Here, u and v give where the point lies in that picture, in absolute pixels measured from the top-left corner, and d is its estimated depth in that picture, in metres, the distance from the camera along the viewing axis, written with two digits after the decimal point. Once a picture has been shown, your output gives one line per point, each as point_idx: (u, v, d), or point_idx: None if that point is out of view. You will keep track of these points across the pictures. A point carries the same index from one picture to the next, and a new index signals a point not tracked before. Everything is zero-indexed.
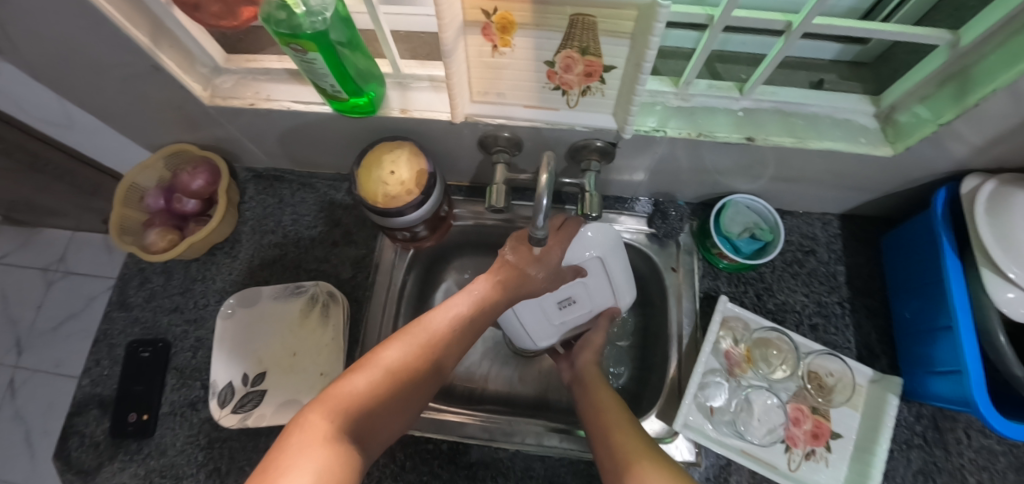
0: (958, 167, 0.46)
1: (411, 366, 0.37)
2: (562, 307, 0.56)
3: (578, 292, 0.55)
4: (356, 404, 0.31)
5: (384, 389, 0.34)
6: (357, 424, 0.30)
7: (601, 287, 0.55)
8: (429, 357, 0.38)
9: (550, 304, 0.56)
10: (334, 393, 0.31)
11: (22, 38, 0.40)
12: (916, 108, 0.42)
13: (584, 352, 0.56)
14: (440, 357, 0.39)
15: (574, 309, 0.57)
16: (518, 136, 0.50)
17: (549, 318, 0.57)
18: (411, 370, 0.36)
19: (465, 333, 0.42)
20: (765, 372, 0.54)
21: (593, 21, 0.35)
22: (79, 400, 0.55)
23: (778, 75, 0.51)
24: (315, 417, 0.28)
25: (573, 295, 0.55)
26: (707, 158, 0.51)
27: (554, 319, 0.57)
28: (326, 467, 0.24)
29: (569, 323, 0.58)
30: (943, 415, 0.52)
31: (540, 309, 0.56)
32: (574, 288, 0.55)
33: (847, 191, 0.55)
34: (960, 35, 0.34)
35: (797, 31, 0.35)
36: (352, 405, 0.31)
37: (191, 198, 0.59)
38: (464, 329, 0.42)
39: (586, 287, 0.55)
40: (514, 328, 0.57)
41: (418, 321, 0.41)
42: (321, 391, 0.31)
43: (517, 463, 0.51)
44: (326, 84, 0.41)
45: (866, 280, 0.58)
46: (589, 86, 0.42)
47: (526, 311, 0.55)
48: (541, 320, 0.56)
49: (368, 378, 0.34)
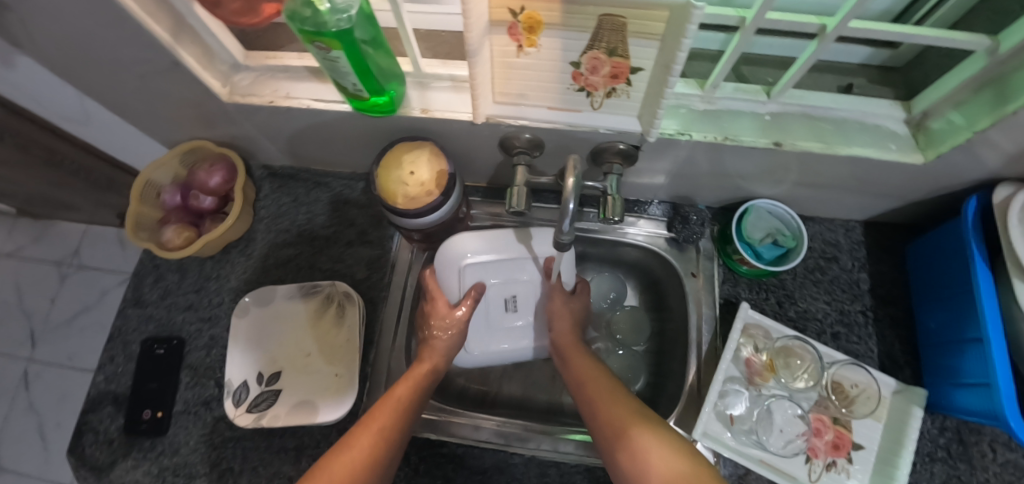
0: (990, 175, 0.45)
1: (362, 465, 0.37)
2: (514, 308, 0.58)
3: (503, 290, 0.58)
4: None
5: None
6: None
7: (505, 269, 0.57)
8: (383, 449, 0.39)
9: (495, 312, 0.58)
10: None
11: (43, 34, 0.40)
12: (950, 115, 0.41)
13: (560, 323, 0.55)
14: (392, 446, 0.40)
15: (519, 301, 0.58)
16: (540, 137, 0.50)
17: (514, 320, 0.58)
18: (361, 471, 0.37)
19: (411, 415, 0.44)
20: (787, 381, 0.52)
21: (622, 23, 0.34)
22: (93, 397, 0.55)
23: (807, 78, 0.50)
24: None
25: (507, 296, 0.58)
26: (730, 163, 0.50)
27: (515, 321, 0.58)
28: None
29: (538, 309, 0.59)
30: (967, 428, 0.51)
31: (495, 321, 0.58)
32: (499, 290, 0.58)
33: (873, 198, 0.54)
34: (1000, 40, 0.33)
35: (831, 34, 0.34)
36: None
37: (208, 195, 0.59)
38: (411, 412, 0.44)
39: (501, 282, 0.58)
40: (507, 357, 0.59)
41: (363, 420, 0.42)
42: None
43: (532, 469, 0.51)
44: (347, 83, 0.40)
45: (889, 288, 0.57)
46: (615, 87, 0.41)
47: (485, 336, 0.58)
48: (504, 330, 0.58)
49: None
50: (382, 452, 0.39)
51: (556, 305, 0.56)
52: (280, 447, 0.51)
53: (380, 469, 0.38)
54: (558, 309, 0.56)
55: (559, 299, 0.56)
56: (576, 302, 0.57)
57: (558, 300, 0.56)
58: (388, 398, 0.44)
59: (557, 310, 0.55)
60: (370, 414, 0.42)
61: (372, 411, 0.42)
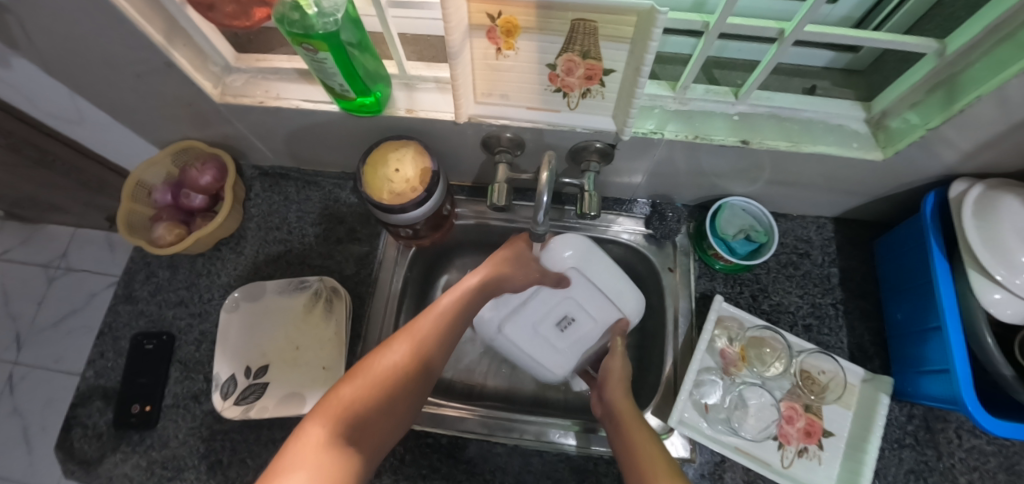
0: (946, 172, 0.48)
1: (403, 368, 0.41)
2: (564, 328, 0.63)
3: (573, 310, 0.64)
4: (351, 410, 0.37)
5: (376, 393, 0.39)
6: (356, 424, 0.36)
7: (591, 296, 0.64)
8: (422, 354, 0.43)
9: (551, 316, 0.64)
10: (332, 404, 0.37)
11: (41, 35, 0.41)
12: (906, 115, 0.43)
13: (612, 386, 0.51)
14: (432, 351, 0.44)
15: (576, 327, 0.63)
16: (521, 137, 0.52)
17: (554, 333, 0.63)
18: (400, 368, 0.41)
19: (451, 331, 0.47)
20: (759, 370, 0.55)
21: (594, 27, 0.36)
22: (83, 392, 0.56)
23: (774, 81, 0.53)
24: (315, 426, 0.34)
25: (569, 315, 0.63)
26: (705, 161, 0.52)
27: (556, 341, 0.62)
28: (325, 470, 0.31)
29: (579, 344, 0.62)
30: (934, 415, 0.53)
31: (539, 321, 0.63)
32: (567, 305, 0.64)
33: (840, 195, 0.57)
34: (946, 43, 0.36)
35: (789, 38, 0.36)
36: (348, 409, 0.37)
37: (199, 194, 0.60)
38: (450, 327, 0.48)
39: (575, 302, 0.64)
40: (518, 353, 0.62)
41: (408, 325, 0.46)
42: (319, 403, 0.37)
43: (516, 458, 0.52)
44: (335, 83, 0.42)
45: (859, 282, 0.60)
46: (589, 88, 0.44)
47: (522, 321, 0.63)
48: (538, 337, 0.63)
49: (361, 384, 0.39)
50: (422, 357, 0.43)
51: (614, 370, 0.54)
52: (269, 439, 0.52)
53: (419, 368, 0.43)
54: (612, 376, 0.53)
55: (618, 360, 0.55)
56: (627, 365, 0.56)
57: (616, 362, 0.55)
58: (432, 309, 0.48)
59: (614, 371, 0.53)
60: (417, 321, 0.46)
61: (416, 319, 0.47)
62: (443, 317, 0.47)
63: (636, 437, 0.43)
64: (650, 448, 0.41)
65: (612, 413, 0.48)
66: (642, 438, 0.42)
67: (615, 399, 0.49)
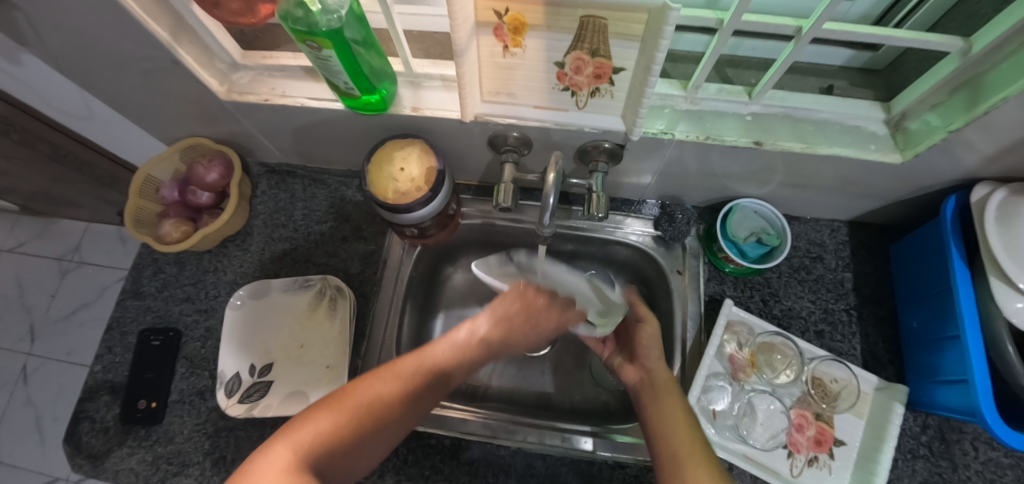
0: (968, 176, 0.46)
1: (387, 408, 0.35)
2: None
3: None
4: (325, 442, 0.31)
5: (348, 429, 0.33)
6: (325, 457, 0.31)
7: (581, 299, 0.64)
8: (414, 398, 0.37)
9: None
10: (298, 433, 0.31)
11: (49, 32, 0.41)
12: (926, 116, 0.42)
13: (651, 351, 0.50)
14: (425, 393, 0.38)
15: None
16: (527, 136, 0.51)
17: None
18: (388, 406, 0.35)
19: (455, 373, 0.40)
20: (768, 377, 0.53)
21: (604, 24, 0.35)
22: (91, 386, 0.56)
23: (789, 81, 0.51)
24: (281, 449, 0.29)
25: None
26: (715, 162, 0.51)
27: None
28: None
29: None
30: (949, 426, 0.51)
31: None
32: None
33: (855, 199, 0.55)
34: (972, 42, 0.34)
35: (806, 36, 0.35)
36: (322, 439, 0.31)
37: (205, 191, 0.61)
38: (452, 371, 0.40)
39: None
40: None
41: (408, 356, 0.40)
42: (290, 421, 0.32)
43: (518, 461, 0.52)
44: (339, 81, 0.42)
45: (873, 288, 0.58)
46: (598, 87, 0.43)
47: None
48: None
49: (335, 415, 0.33)
50: (410, 399, 0.37)
51: (648, 333, 0.52)
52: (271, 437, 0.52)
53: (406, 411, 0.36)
54: (644, 341, 0.51)
55: (649, 326, 0.53)
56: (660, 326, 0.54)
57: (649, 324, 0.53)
58: (439, 343, 0.42)
59: (648, 337, 0.51)
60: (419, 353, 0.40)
61: (415, 352, 0.40)
62: (452, 359, 0.41)
63: (666, 409, 0.43)
64: (680, 425, 0.40)
65: (647, 378, 0.48)
66: (674, 408, 0.43)
67: (651, 365, 0.49)
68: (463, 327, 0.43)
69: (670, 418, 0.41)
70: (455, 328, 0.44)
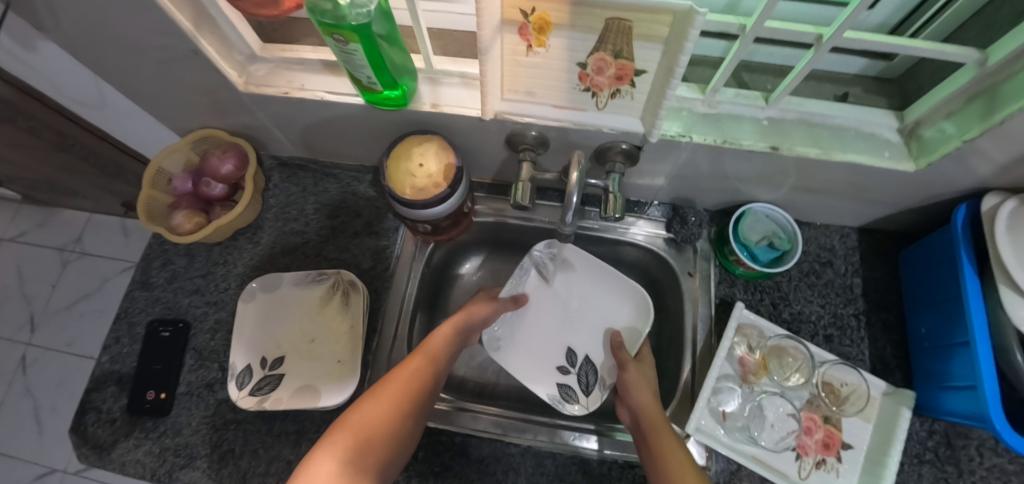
0: (979, 185, 0.46)
1: (381, 431, 0.39)
2: (562, 351, 0.65)
3: (576, 345, 0.65)
4: (361, 440, 0.37)
5: (355, 458, 0.35)
6: (361, 456, 0.36)
7: (591, 338, 0.65)
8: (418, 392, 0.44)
9: (551, 350, 0.65)
10: (312, 471, 0.33)
11: (70, 19, 0.41)
12: (942, 124, 0.42)
13: (639, 392, 0.51)
14: (411, 411, 0.42)
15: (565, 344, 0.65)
16: (545, 135, 0.51)
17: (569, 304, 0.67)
18: (401, 402, 0.42)
19: (430, 389, 0.45)
20: (779, 379, 0.54)
21: (629, 26, 0.36)
22: (98, 377, 0.56)
23: (805, 87, 0.52)
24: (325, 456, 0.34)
25: (569, 349, 0.65)
26: (730, 166, 0.51)
27: (544, 347, 0.65)
28: None
29: (552, 327, 0.66)
30: (955, 432, 0.52)
31: (540, 338, 0.65)
32: (572, 351, 0.65)
33: (867, 205, 0.56)
34: (988, 53, 0.35)
35: (827, 43, 0.35)
36: (354, 442, 0.36)
37: (218, 183, 0.60)
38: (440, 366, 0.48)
39: (579, 345, 0.65)
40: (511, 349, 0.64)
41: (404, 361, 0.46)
42: (326, 431, 0.37)
43: (529, 459, 0.52)
44: (362, 76, 0.42)
45: (882, 294, 0.59)
46: (619, 89, 0.43)
47: (517, 346, 0.65)
48: (539, 357, 0.64)
49: (335, 446, 0.35)
50: (402, 420, 0.41)
51: (633, 376, 0.54)
52: (282, 431, 0.52)
53: (418, 404, 0.43)
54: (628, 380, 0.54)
55: (634, 370, 0.55)
56: (648, 370, 0.56)
57: (632, 367, 0.56)
58: (409, 363, 0.46)
59: (634, 380, 0.53)
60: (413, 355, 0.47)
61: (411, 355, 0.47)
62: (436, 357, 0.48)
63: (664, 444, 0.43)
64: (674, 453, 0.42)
65: (638, 416, 0.48)
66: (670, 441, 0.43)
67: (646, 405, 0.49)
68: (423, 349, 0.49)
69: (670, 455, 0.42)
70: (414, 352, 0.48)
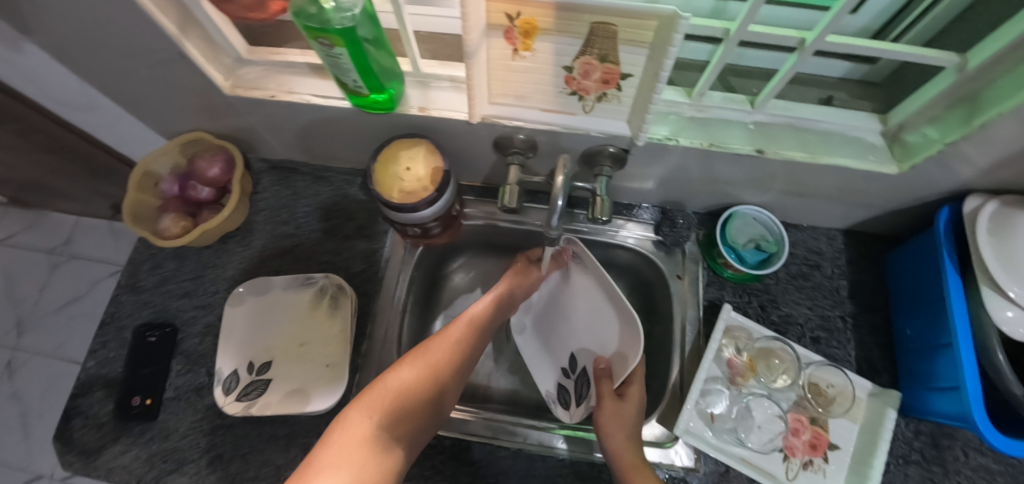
0: (962, 187, 0.47)
1: (416, 398, 0.38)
2: (565, 352, 0.62)
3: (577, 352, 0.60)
4: (397, 402, 0.37)
5: (390, 422, 0.35)
6: (395, 420, 0.36)
7: (587, 349, 0.59)
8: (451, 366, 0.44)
9: (560, 347, 0.63)
10: (347, 430, 0.33)
11: (54, 22, 0.41)
12: (924, 129, 0.43)
13: (613, 433, 0.46)
14: (445, 383, 0.42)
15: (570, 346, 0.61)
16: (534, 139, 0.51)
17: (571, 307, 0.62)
18: (436, 372, 0.42)
19: (463, 363, 0.46)
20: (766, 380, 0.55)
21: (614, 30, 0.36)
22: (85, 382, 0.56)
23: (791, 91, 0.52)
24: (359, 416, 0.34)
25: (570, 352, 0.61)
26: (718, 169, 0.52)
27: (555, 342, 0.64)
28: (365, 466, 0.30)
29: (562, 322, 0.64)
30: (942, 432, 0.52)
31: (554, 333, 0.64)
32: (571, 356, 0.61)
33: (853, 208, 0.56)
34: (967, 58, 0.35)
35: (809, 48, 0.36)
36: (389, 404, 0.36)
37: (206, 186, 0.60)
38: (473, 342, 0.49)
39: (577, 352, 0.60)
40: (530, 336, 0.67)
41: (437, 335, 0.47)
42: (364, 391, 0.37)
43: (519, 463, 0.52)
44: (348, 79, 0.42)
45: (869, 296, 0.59)
46: (605, 92, 0.43)
47: (538, 333, 0.67)
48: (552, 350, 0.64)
49: (371, 406, 0.35)
50: (436, 390, 0.41)
51: (606, 414, 0.48)
52: (271, 436, 0.51)
53: (451, 376, 0.43)
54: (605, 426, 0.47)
55: (608, 406, 0.49)
56: (629, 407, 0.49)
57: (607, 403, 0.50)
58: (444, 336, 0.47)
59: (607, 420, 0.48)
60: (447, 331, 0.48)
61: (444, 330, 0.48)
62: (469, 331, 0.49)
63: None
64: None
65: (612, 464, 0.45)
66: None
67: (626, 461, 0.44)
68: (457, 324, 0.49)
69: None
70: (447, 327, 0.49)
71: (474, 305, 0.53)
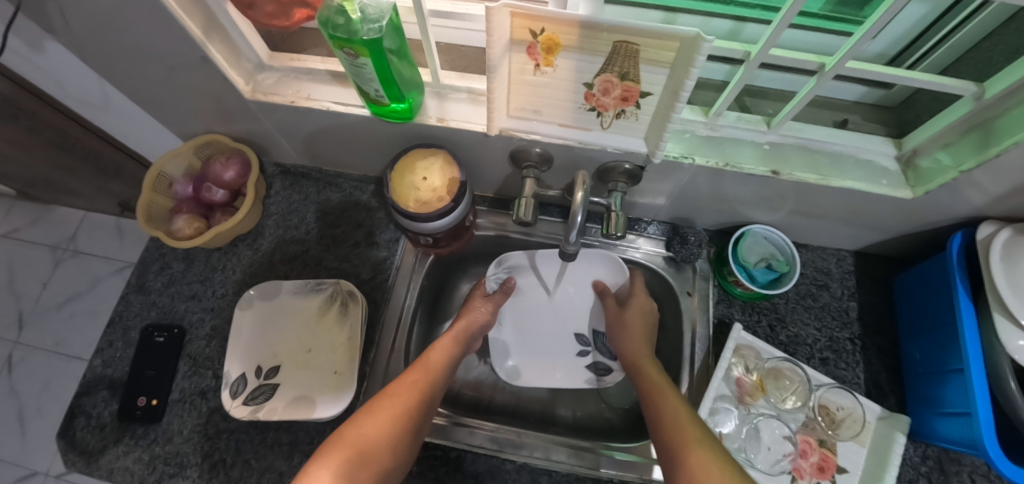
0: (974, 214, 0.47)
1: (378, 450, 0.40)
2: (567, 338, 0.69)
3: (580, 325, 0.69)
4: (360, 449, 0.39)
5: (352, 471, 0.37)
6: (358, 467, 0.38)
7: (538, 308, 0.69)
8: (416, 409, 0.45)
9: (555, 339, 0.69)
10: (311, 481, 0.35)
11: (79, 23, 0.41)
12: (938, 155, 0.43)
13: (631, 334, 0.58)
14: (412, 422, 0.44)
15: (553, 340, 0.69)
16: (550, 153, 0.51)
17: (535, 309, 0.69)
18: (401, 415, 0.43)
19: (428, 402, 0.47)
20: (775, 401, 0.54)
21: (636, 49, 0.36)
22: (89, 381, 0.55)
23: (805, 113, 0.53)
24: (322, 467, 0.37)
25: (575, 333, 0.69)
26: (729, 188, 0.52)
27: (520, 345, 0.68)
28: None
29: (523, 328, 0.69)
30: (948, 458, 0.52)
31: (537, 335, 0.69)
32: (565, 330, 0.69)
33: (863, 230, 0.56)
34: (986, 87, 0.35)
35: (830, 72, 0.36)
36: (350, 453, 0.38)
37: (220, 188, 0.60)
38: (439, 378, 0.50)
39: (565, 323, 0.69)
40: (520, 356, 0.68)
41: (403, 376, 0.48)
42: (329, 443, 0.40)
43: (523, 476, 0.51)
44: (370, 89, 0.42)
45: (877, 317, 0.59)
46: (624, 110, 0.43)
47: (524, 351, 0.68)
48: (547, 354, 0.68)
49: (333, 457, 0.38)
50: (403, 437, 0.42)
51: (632, 318, 0.60)
52: (275, 442, 0.51)
53: (418, 418, 0.44)
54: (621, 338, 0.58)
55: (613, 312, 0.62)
56: (647, 307, 0.61)
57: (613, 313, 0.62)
58: (408, 378, 0.48)
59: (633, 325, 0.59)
60: (411, 371, 0.49)
61: (409, 371, 0.49)
62: (435, 368, 0.50)
63: (664, 406, 0.45)
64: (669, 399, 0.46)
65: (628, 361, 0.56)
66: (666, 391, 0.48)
67: (638, 355, 0.56)
68: (417, 365, 0.50)
69: (674, 424, 0.43)
70: (410, 368, 0.50)
71: (435, 346, 0.54)
